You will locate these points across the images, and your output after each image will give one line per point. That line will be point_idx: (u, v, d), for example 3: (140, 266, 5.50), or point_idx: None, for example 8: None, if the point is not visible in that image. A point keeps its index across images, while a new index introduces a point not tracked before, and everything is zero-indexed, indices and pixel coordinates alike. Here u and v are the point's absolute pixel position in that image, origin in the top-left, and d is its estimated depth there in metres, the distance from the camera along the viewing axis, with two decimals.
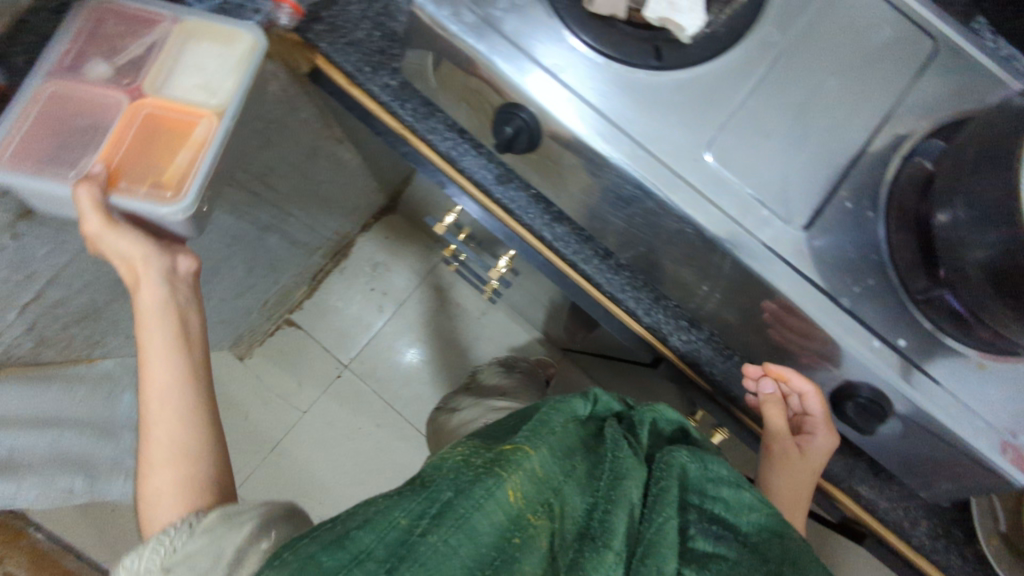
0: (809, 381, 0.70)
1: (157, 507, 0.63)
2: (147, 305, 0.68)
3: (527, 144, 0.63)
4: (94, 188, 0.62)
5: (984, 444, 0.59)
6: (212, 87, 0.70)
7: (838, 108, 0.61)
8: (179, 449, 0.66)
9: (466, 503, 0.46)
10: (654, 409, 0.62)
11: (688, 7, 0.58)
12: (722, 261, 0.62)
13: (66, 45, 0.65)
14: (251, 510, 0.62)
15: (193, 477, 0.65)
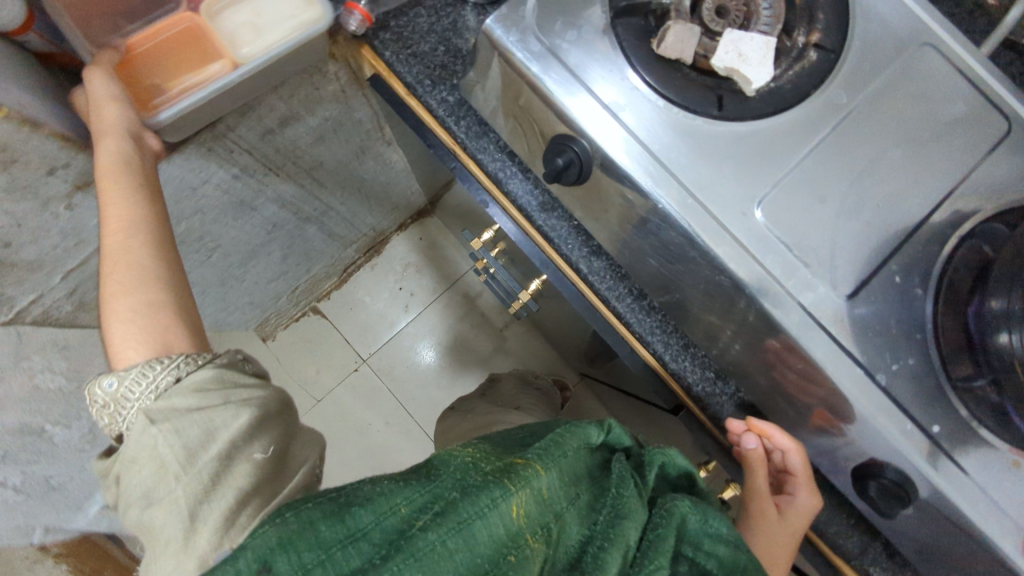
0: (792, 439, 0.69)
1: (124, 338, 0.61)
2: (106, 156, 0.62)
3: (576, 177, 0.63)
4: (104, 68, 0.65)
5: (1011, 547, 0.56)
6: (259, 30, 0.72)
7: (899, 179, 0.60)
8: (154, 280, 0.64)
9: (470, 508, 0.45)
10: (666, 453, 0.58)
11: (757, 60, 0.60)
12: (759, 319, 0.61)
13: None
14: (249, 396, 0.61)
15: (149, 305, 0.63)
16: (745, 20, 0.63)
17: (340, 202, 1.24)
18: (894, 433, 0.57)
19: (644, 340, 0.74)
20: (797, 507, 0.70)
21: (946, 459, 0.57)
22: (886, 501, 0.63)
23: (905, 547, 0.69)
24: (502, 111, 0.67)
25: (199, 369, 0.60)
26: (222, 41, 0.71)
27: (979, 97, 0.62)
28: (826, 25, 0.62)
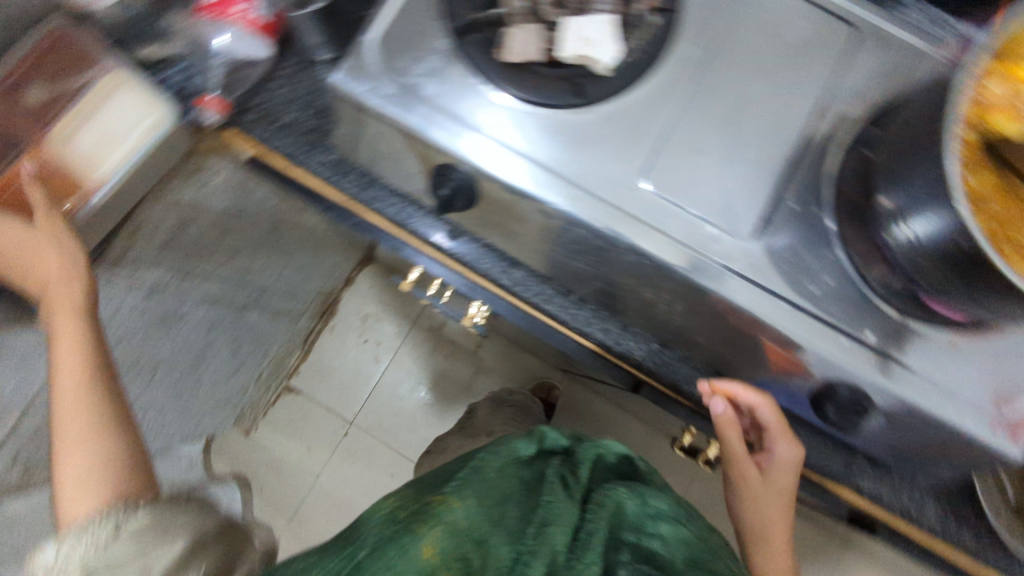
0: (756, 392, 0.69)
1: (70, 477, 0.65)
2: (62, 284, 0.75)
3: (466, 203, 0.64)
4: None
5: (975, 426, 0.57)
6: (107, 141, 0.83)
7: (768, 113, 0.61)
8: (94, 421, 0.69)
9: (378, 562, 0.45)
10: (599, 445, 0.64)
11: (601, 41, 0.60)
12: (679, 283, 0.61)
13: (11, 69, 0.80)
14: (184, 525, 0.60)
15: (91, 434, 0.68)
16: (581, 4, 0.63)
17: None
18: (833, 352, 0.59)
19: (587, 333, 0.74)
20: (778, 458, 0.73)
21: (891, 362, 0.58)
22: (844, 419, 0.64)
23: (882, 453, 0.71)
24: (380, 157, 0.67)
25: (134, 519, 0.59)
26: (77, 167, 0.83)
27: (822, 13, 0.63)
28: None
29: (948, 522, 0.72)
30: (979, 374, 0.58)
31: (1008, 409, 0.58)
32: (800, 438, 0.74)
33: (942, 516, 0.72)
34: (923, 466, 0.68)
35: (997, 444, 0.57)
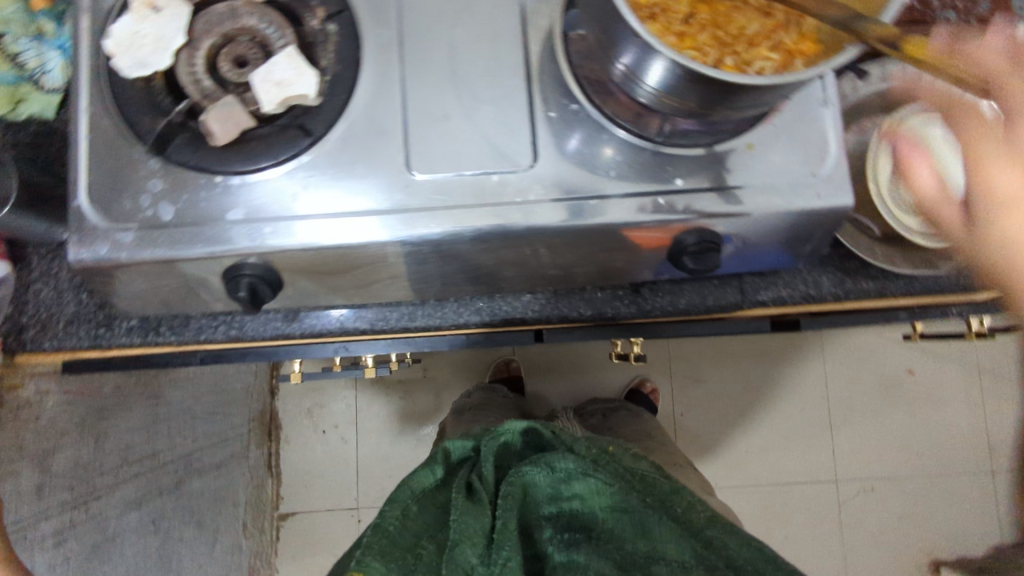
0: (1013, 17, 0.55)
1: None
2: None
3: (272, 289, 0.60)
4: None
5: (801, 200, 0.60)
6: None
7: (481, 48, 0.60)
8: None
9: None
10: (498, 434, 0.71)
11: (295, 76, 0.57)
12: (499, 244, 0.60)
13: None
14: None
15: None
16: (263, 52, 0.61)
17: (193, 443, 1.17)
18: (662, 215, 0.59)
19: (467, 325, 0.72)
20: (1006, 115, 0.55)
21: (708, 193, 0.60)
22: (703, 261, 0.61)
23: (770, 260, 0.68)
24: (172, 298, 0.63)
25: None
26: None
27: None
28: None
29: (846, 284, 0.71)
30: (782, 157, 0.61)
31: (819, 169, 0.61)
32: (689, 292, 0.71)
33: (838, 282, 0.71)
34: (797, 249, 0.66)
35: (828, 203, 0.60)
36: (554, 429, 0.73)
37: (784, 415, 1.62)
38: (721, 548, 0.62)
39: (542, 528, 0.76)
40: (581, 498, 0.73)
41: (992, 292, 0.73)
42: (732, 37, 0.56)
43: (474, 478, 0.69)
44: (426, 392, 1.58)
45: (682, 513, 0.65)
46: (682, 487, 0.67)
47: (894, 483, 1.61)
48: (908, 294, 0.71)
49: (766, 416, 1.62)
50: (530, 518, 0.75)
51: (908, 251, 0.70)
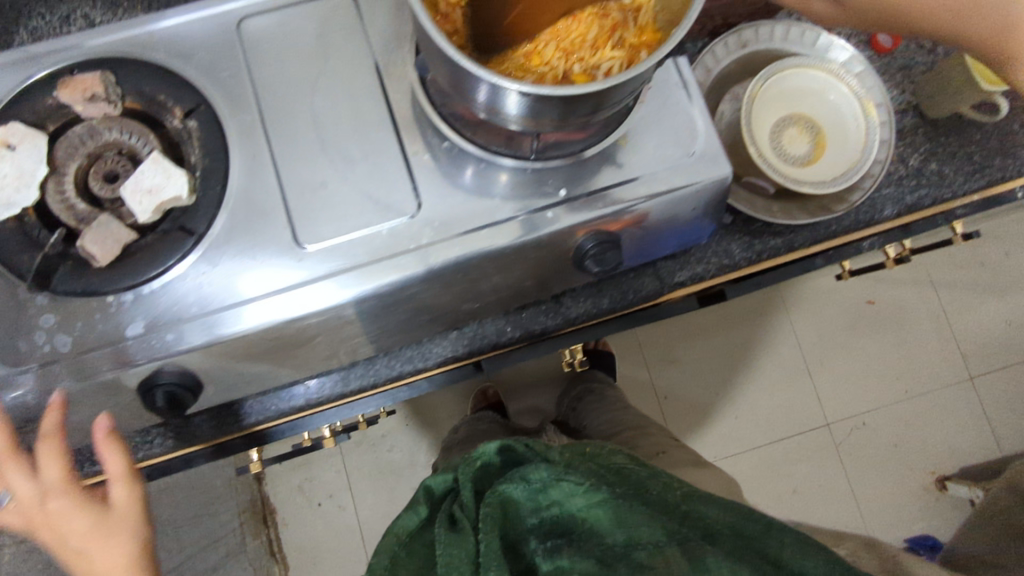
0: None
1: None
2: None
3: (193, 392, 0.60)
4: None
5: (682, 182, 0.61)
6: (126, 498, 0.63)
7: (343, 109, 0.61)
8: None
9: None
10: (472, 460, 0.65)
11: (164, 180, 0.58)
12: (404, 293, 0.61)
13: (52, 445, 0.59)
14: None
15: None
16: (133, 163, 0.61)
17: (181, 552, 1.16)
18: (551, 229, 0.60)
19: (400, 377, 0.72)
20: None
21: (595, 195, 0.61)
22: (604, 261, 0.64)
23: (666, 242, 0.69)
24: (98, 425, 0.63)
25: None
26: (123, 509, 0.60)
27: None
28: (168, 94, 0.60)
29: (754, 247, 0.72)
30: (653, 146, 0.62)
31: (692, 148, 0.62)
32: (609, 291, 0.72)
33: (747, 247, 0.72)
34: (690, 228, 0.68)
35: (705, 178, 0.61)
36: (528, 443, 0.65)
37: (762, 375, 1.63)
38: (697, 518, 0.61)
39: (521, 548, 0.64)
40: (559, 503, 0.64)
41: (894, 220, 0.75)
42: (580, 39, 0.58)
43: (454, 510, 0.63)
44: (409, 439, 1.56)
45: (656, 495, 0.63)
46: (655, 471, 0.65)
47: (883, 411, 1.62)
48: (815, 241, 0.73)
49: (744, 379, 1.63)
50: (511, 537, 0.64)
51: (804, 201, 0.72)
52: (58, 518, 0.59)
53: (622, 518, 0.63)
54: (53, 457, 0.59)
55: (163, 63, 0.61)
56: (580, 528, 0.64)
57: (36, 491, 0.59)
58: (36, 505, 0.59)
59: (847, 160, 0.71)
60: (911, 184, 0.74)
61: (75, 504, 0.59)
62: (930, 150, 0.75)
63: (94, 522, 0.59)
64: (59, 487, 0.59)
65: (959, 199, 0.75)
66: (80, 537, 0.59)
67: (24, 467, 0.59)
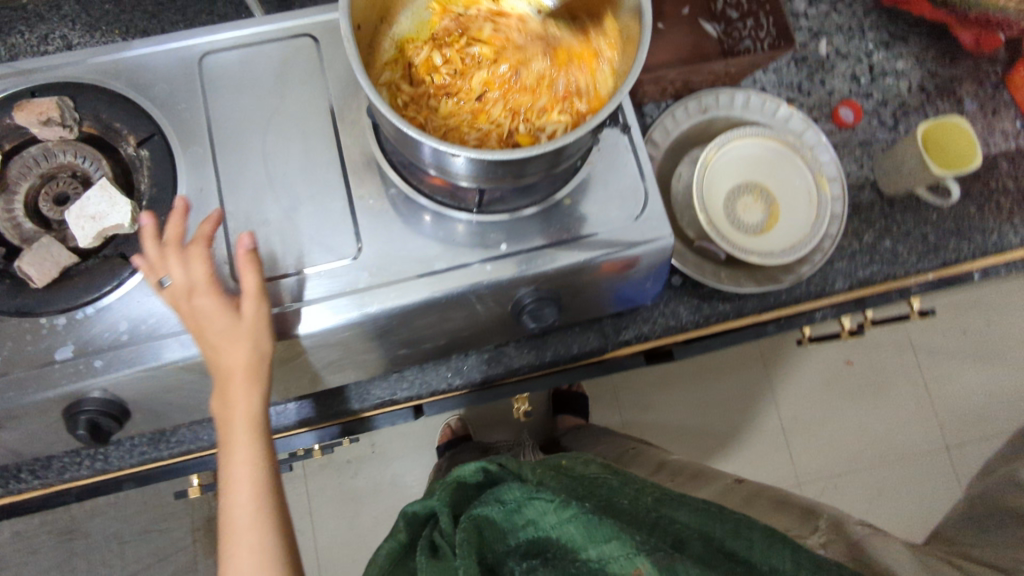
0: None
1: None
2: None
3: (117, 420, 0.60)
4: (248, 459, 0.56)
5: (624, 245, 0.61)
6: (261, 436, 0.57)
7: (294, 149, 0.62)
8: None
9: None
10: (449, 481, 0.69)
11: (109, 208, 0.59)
12: (338, 334, 0.61)
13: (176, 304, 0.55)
14: None
15: None
16: (84, 186, 0.62)
17: None
18: (489, 282, 0.60)
19: (337, 415, 0.73)
20: None
21: (540, 252, 0.61)
22: (541, 318, 0.64)
23: (620, 296, 0.68)
24: (19, 445, 0.62)
25: None
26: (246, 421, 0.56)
27: (276, 39, 0.64)
28: (125, 122, 0.62)
29: (702, 310, 0.72)
30: (599, 208, 0.63)
31: (637, 212, 0.63)
32: (553, 344, 0.72)
33: (694, 310, 0.72)
34: (635, 290, 0.68)
35: (647, 241, 0.62)
36: (500, 463, 0.69)
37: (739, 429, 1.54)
38: (667, 524, 0.63)
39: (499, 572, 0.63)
40: (534, 523, 0.63)
41: (847, 294, 0.74)
42: (528, 99, 0.58)
43: (435, 535, 0.64)
44: (371, 468, 1.46)
45: (626, 505, 0.66)
46: (617, 486, 0.69)
47: (859, 475, 1.52)
48: (764, 309, 0.73)
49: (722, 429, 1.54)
50: (488, 560, 0.63)
51: (753, 269, 0.72)
52: (203, 318, 0.55)
53: (594, 535, 0.60)
54: (201, 258, 0.56)
55: (122, 92, 0.62)
56: (556, 546, 0.62)
57: (184, 283, 0.55)
58: (183, 301, 0.55)
59: (800, 231, 0.71)
60: (864, 259, 0.74)
61: (219, 303, 0.55)
62: (885, 227, 0.75)
63: (218, 339, 0.54)
64: (206, 284, 0.55)
65: (912, 277, 0.75)
66: (217, 334, 0.54)
67: (178, 264, 0.56)
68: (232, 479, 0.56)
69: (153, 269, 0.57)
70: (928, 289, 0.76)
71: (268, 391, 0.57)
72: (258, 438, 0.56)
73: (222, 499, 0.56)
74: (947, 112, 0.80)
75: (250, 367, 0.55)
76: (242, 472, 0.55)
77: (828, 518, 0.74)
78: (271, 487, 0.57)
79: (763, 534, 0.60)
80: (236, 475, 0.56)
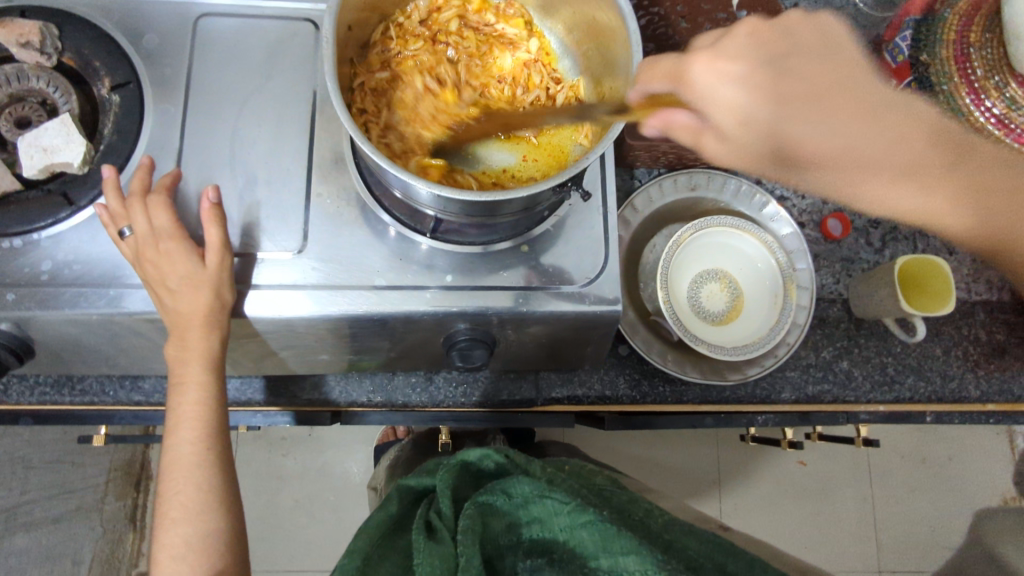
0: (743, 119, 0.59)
1: None
2: None
3: (19, 357, 0.58)
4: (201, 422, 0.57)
5: (570, 305, 0.59)
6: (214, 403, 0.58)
7: (265, 130, 0.61)
8: None
9: None
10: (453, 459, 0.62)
11: (63, 144, 0.57)
12: (264, 326, 0.59)
13: (138, 255, 0.54)
14: None
15: None
16: (49, 116, 0.61)
17: (19, 496, 1.12)
18: (425, 310, 0.58)
19: (251, 402, 0.71)
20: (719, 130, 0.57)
21: (484, 292, 0.59)
22: (470, 360, 0.61)
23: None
24: None
25: None
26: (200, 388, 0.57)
27: (278, 17, 0.63)
28: (104, 62, 0.60)
29: (641, 387, 0.71)
30: (555, 262, 0.61)
31: (592, 275, 0.61)
32: (484, 385, 0.71)
33: (634, 385, 0.71)
34: (576, 351, 0.66)
35: (595, 307, 0.59)
36: (508, 455, 0.61)
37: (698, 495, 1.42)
38: (680, 549, 0.55)
39: (498, 564, 0.58)
40: (541, 522, 0.58)
41: (791, 405, 0.73)
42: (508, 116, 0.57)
43: (432, 517, 0.56)
44: (303, 452, 1.40)
45: (638, 519, 0.58)
46: (635, 498, 0.62)
47: None
48: (705, 401, 0.71)
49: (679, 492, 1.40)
50: (488, 551, 0.57)
51: (701, 358, 0.70)
52: (168, 264, 0.54)
53: (609, 543, 0.54)
54: (163, 207, 0.55)
55: (110, 33, 0.61)
56: (563, 549, 0.57)
57: (148, 231, 0.54)
58: (146, 247, 0.54)
59: (757, 332, 0.69)
60: (816, 375, 0.73)
61: (183, 250, 0.55)
62: (846, 348, 0.74)
63: (180, 284, 0.54)
64: (171, 234, 0.55)
65: (862, 405, 0.73)
66: (179, 278, 0.54)
67: (142, 212, 0.55)
68: (183, 415, 0.57)
69: (113, 219, 0.56)
70: (875, 421, 0.74)
71: (227, 335, 0.57)
72: (211, 378, 0.57)
73: (167, 436, 0.57)
74: (937, 248, 0.78)
75: (207, 315, 0.54)
76: (191, 410, 0.57)
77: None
78: (215, 427, 0.58)
79: (754, 566, 0.52)
80: (186, 412, 0.57)
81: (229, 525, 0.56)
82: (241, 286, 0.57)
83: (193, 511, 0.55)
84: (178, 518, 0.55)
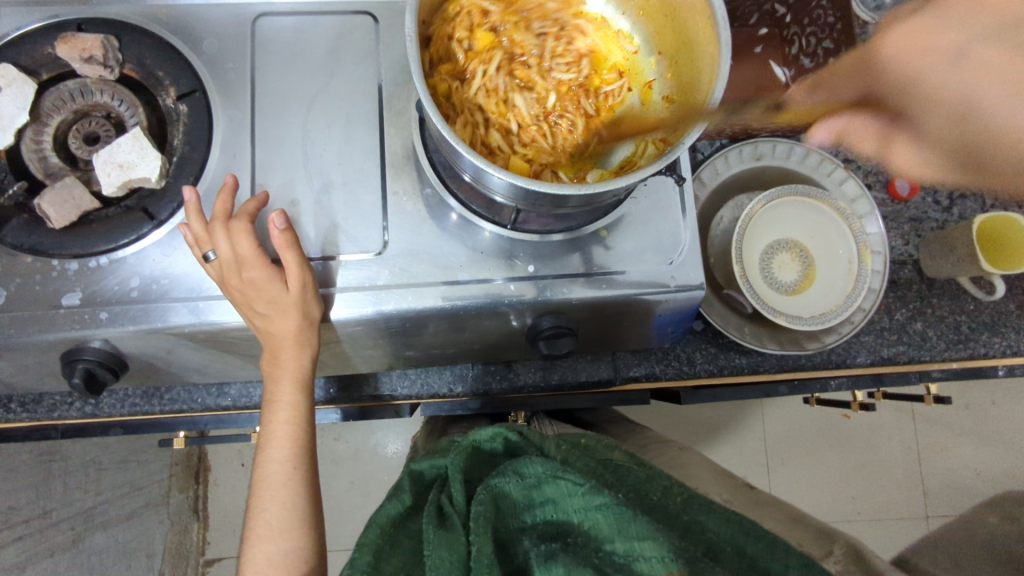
0: None
1: None
2: None
3: (114, 374, 0.58)
4: (296, 432, 0.59)
5: (652, 289, 0.59)
6: (298, 419, 0.59)
7: (335, 132, 0.60)
8: None
9: None
10: (467, 439, 0.53)
11: (138, 158, 0.57)
12: (354, 326, 0.59)
13: (225, 284, 0.54)
14: None
15: None
16: (116, 130, 0.61)
17: (95, 496, 1.13)
18: (509, 301, 0.58)
19: (331, 400, 0.73)
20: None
21: (565, 281, 0.59)
22: (557, 348, 0.61)
23: (663, 324, 0.65)
24: (10, 378, 0.61)
25: None
26: (290, 402, 0.58)
27: (336, 12, 0.62)
28: (168, 72, 0.60)
29: (716, 361, 0.72)
30: (635, 245, 0.61)
31: (674, 256, 0.60)
32: (562, 368, 0.73)
33: (710, 359, 0.72)
34: (651, 331, 0.66)
35: (676, 290, 0.59)
36: (521, 432, 0.53)
37: (755, 447, 1.40)
38: (698, 532, 0.46)
39: (510, 550, 0.49)
40: (555, 503, 0.49)
41: (866, 369, 0.73)
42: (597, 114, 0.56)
43: (444, 502, 0.48)
44: (354, 434, 1.39)
45: (654, 500, 0.49)
46: (654, 473, 0.51)
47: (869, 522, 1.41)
48: (781, 369, 0.72)
49: (732, 446, 1.40)
50: (499, 535, 0.48)
51: (778, 329, 0.71)
52: (253, 291, 0.54)
53: (625, 527, 0.46)
54: (246, 232, 0.54)
55: (169, 40, 0.60)
56: (579, 531, 0.48)
57: (232, 257, 0.54)
58: (231, 275, 0.54)
59: (833, 301, 0.69)
60: (891, 337, 0.73)
61: (268, 275, 0.54)
62: (920, 308, 0.74)
63: (267, 308, 0.54)
64: (256, 262, 0.54)
65: (936, 364, 0.73)
66: (266, 303, 0.54)
67: (225, 236, 0.54)
68: (274, 434, 0.58)
69: (198, 242, 0.55)
70: (948, 378, 0.74)
71: (316, 351, 0.58)
72: (302, 396, 0.59)
73: (259, 454, 0.58)
74: (1005, 201, 0.78)
75: (297, 335, 0.55)
76: (283, 427, 0.58)
77: (848, 544, 0.51)
78: (305, 447, 0.59)
79: (782, 547, 0.43)
80: (277, 431, 0.58)
81: (319, 540, 0.57)
82: (325, 291, 0.57)
83: (278, 529, 0.55)
84: (265, 535, 0.55)
